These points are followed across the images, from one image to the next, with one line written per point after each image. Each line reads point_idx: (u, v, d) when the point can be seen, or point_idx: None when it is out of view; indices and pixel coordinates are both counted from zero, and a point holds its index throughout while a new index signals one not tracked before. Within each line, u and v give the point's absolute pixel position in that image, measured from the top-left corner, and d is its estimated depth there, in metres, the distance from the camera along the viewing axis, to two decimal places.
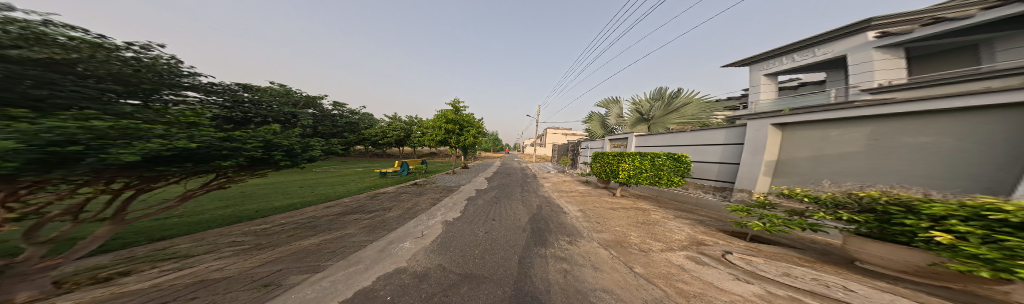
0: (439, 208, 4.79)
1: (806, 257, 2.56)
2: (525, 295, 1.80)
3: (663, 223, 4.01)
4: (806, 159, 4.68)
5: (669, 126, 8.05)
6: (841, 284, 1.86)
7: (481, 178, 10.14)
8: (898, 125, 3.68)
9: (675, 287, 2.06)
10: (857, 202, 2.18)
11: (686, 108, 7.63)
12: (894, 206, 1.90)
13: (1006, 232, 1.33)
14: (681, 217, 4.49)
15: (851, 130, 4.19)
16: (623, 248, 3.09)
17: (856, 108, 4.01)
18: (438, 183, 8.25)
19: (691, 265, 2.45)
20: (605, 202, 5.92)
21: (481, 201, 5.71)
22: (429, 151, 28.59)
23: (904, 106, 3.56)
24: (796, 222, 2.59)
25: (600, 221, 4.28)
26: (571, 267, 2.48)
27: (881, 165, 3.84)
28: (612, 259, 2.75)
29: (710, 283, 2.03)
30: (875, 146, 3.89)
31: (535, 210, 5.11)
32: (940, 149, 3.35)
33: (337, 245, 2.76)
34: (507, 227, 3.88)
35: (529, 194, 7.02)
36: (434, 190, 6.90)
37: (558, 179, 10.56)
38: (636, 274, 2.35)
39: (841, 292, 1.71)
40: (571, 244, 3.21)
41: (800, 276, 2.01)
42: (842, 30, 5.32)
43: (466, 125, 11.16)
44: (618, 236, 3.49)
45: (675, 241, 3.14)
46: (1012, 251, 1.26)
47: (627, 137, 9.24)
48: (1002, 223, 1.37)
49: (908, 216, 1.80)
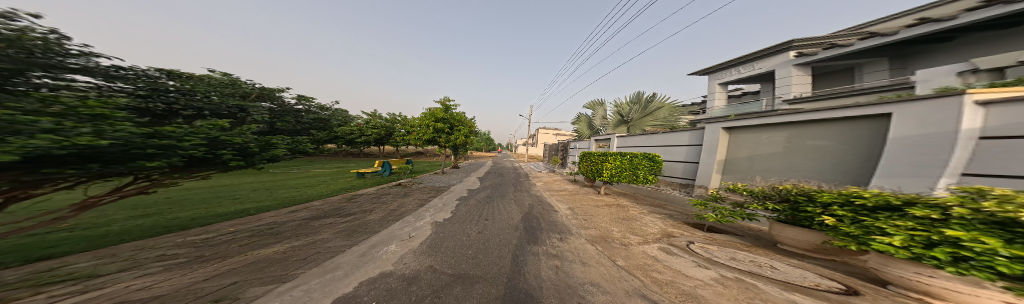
0: (428, 209, 4.81)
1: (746, 243, 2.86)
2: (519, 292, 1.92)
3: (640, 218, 4.28)
4: (744, 158, 5.25)
5: (646, 127, 8.47)
6: (771, 264, 2.13)
7: (472, 178, 10.17)
8: (806, 131, 4.34)
9: (651, 277, 2.26)
10: (777, 193, 2.54)
11: (659, 112, 8.21)
12: (799, 196, 2.34)
13: (867, 214, 1.80)
14: (654, 211, 4.82)
15: (775, 134, 4.83)
16: (608, 243, 3.28)
17: (778, 116, 4.63)
18: (426, 184, 8.20)
19: (662, 256, 2.68)
20: (591, 199, 6.19)
21: (468, 200, 5.77)
22: (418, 150, 28.04)
23: (811, 114, 4.19)
24: (739, 213, 2.91)
25: (587, 218, 4.50)
26: (562, 263, 2.63)
27: (793, 163, 4.50)
28: (598, 254, 2.93)
29: (678, 272, 2.25)
30: (790, 148, 4.55)
31: (528, 209, 5.23)
32: (830, 150, 4.02)
33: (308, 252, 2.74)
34: (500, 226, 3.98)
35: (517, 193, 7.14)
36: (422, 190, 6.91)
37: (549, 178, 10.88)
38: (619, 267, 2.54)
39: (772, 271, 1.95)
40: (562, 241, 3.38)
41: (742, 259, 2.27)
42: (773, 48, 6.64)
43: (457, 123, 11.11)
44: (603, 232, 3.69)
45: (649, 234, 3.40)
46: (868, 229, 1.75)
47: (611, 138, 9.59)
48: (862, 207, 1.85)
49: (808, 204, 2.27)
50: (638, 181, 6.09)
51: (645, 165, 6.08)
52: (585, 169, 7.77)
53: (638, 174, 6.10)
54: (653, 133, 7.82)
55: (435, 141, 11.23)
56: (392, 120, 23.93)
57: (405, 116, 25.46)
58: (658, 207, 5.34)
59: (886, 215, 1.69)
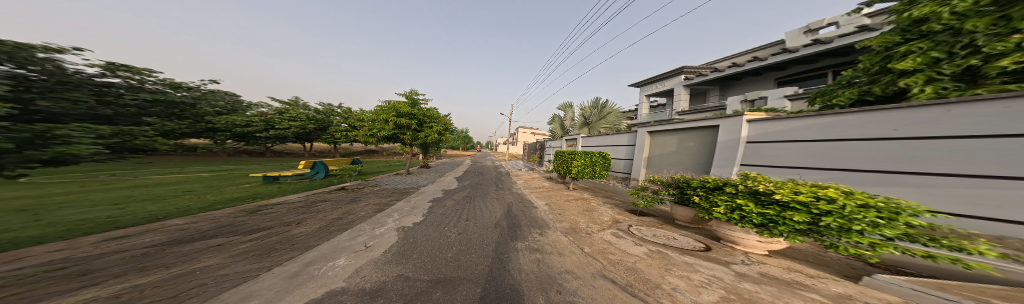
0: (388, 214, 4.54)
1: (659, 222, 3.77)
2: (505, 288, 1.95)
3: (597, 208, 4.83)
4: (658, 155, 6.32)
5: (601, 129, 9.95)
6: (671, 235, 3.04)
7: (446, 178, 9.97)
8: (688, 135, 5.60)
9: (608, 259, 2.63)
10: (673, 181, 3.54)
11: (610, 116, 9.93)
12: (680, 181, 3.42)
13: (704, 191, 3.03)
14: (609, 202, 5.39)
15: (670, 137, 6.08)
16: (576, 233, 3.66)
17: (676, 122, 5.83)
18: (380, 187, 7.71)
19: (614, 239, 3.13)
20: (563, 194, 6.68)
21: (430, 203, 5.64)
22: (374, 149, 25.83)
23: (693, 123, 5.43)
24: (654, 198, 3.76)
25: (560, 212, 4.90)
26: (542, 256, 2.89)
27: (678, 160, 5.77)
28: (570, 243, 3.30)
29: (625, 252, 2.64)
30: (679, 148, 5.81)
31: (509, 207, 5.48)
32: (699, 150, 5.31)
33: (179, 287, 1.58)
34: (479, 226, 4.11)
35: (477, 193, 7.07)
36: (378, 194, 6.47)
37: (529, 175, 11.35)
38: (585, 254, 2.89)
39: (680, 241, 2.75)
40: (541, 235, 3.68)
41: (657, 235, 3.05)
42: (672, 72, 9.45)
43: (425, 119, 10.74)
44: (573, 224, 4.09)
45: (602, 222, 3.92)
46: (705, 200, 2.99)
47: (575, 139, 10.44)
48: (702, 187, 3.06)
49: (682, 187, 3.39)
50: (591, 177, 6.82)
51: (599, 163, 6.80)
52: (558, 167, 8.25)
53: (595, 171, 6.79)
54: (605, 134, 8.61)
55: (395, 139, 10.75)
56: (332, 113, 21.41)
57: (351, 110, 23.05)
58: (609, 198, 6.01)
59: (711, 191, 2.93)
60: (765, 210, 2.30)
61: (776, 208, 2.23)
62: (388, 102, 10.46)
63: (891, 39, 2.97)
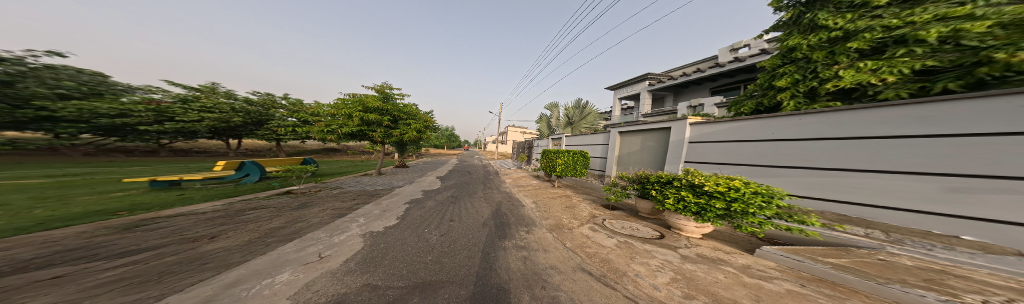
0: (356, 218, 4.05)
1: (626, 215, 4.12)
2: (491, 288, 1.90)
3: (578, 204, 5.09)
4: (626, 154, 6.78)
5: (582, 129, 10.66)
6: (633, 225, 3.47)
7: (428, 178, 9.72)
8: (649, 135, 6.08)
9: (586, 253, 2.77)
10: (638, 177, 3.83)
11: (589, 117, 10.76)
12: (643, 177, 3.74)
13: (655, 184, 3.46)
14: (590, 199, 5.60)
15: (635, 137, 6.53)
16: (561, 230, 3.77)
17: (640, 124, 6.27)
18: (341, 190, 6.88)
19: (591, 233, 3.32)
20: (546, 192, 6.88)
21: (403, 206, 5.22)
22: (345, 146, 23.92)
23: (654, 124, 5.90)
24: (621, 193, 4.05)
25: (546, 210, 5.04)
26: (527, 253, 2.88)
27: (641, 158, 6.28)
28: (554, 240, 3.36)
29: (603, 247, 2.77)
30: (641, 148, 6.29)
31: (496, 206, 5.46)
32: (657, 149, 5.83)
33: None
34: (462, 227, 3.92)
35: (454, 195, 6.65)
36: (346, 196, 5.91)
37: (516, 174, 11.51)
38: (567, 249, 2.99)
39: (641, 231, 3.15)
40: (528, 233, 3.69)
41: (625, 226, 3.44)
42: (638, 78, 10.68)
43: (400, 115, 10.27)
44: (558, 221, 4.21)
45: (582, 217, 4.18)
46: (655, 191, 3.42)
47: (560, 138, 10.67)
48: (655, 180, 3.46)
49: (642, 182, 3.73)
50: (570, 174, 7.12)
51: (579, 161, 7.09)
52: (543, 167, 8.50)
53: (577, 169, 7.09)
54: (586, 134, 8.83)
55: (361, 136, 9.91)
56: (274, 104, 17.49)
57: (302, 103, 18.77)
58: (588, 194, 6.31)
59: (660, 185, 3.36)
60: (699, 199, 2.76)
61: (706, 198, 2.70)
62: (354, 95, 9.63)
63: (775, 61, 4.45)
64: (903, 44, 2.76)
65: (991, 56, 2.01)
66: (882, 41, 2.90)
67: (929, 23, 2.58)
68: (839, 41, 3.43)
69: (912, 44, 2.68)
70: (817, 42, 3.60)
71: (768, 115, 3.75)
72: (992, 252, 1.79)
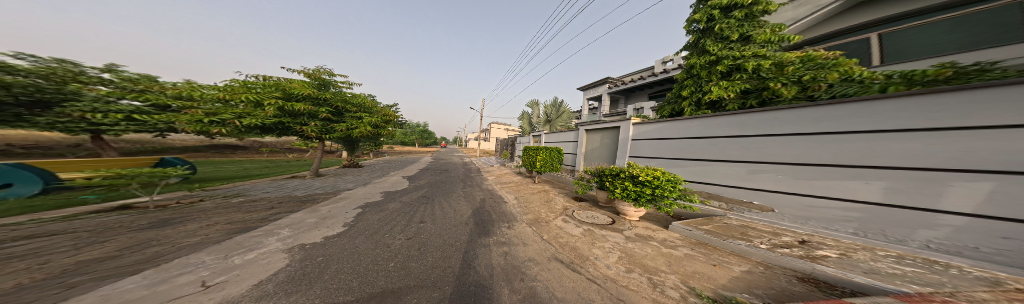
0: (291, 226, 3.13)
1: (589, 205, 4.52)
2: (469, 284, 1.83)
3: (554, 198, 5.42)
4: (590, 149, 7.26)
5: (559, 127, 11.64)
6: (590, 213, 4.02)
7: (395, 177, 8.97)
8: (609, 133, 6.64)
9: (560, 243, 2.96)
10: (597, 170, 4.26)
11: (562, 116, 11.52)
12: (600, 171, 4.19)
13: (608, 176, 3.95)
14: (564, 193, 5.94)
15: (598, 134, 7.03)
16: (540, 223, 3.88)
17: (603, 123, 6.77)
18: (255, 195, 5.11)
19: (562, 224, 3.61)
20: (526, 189, 7.03)
21: (356, 210, 4.21)
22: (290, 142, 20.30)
23: (613, 123, 6.44)
24: (584, 186, 4.47)
25: (526, 205, 5.15)
26: (509, 248, 2.86)
27: (602, 154, 6.87)
28: (534, 234, 3.40)
29: (577, 236, 3.01)
30: (603, 144, 6.86)
31: (479, 204, 5.27)
32: (615, 146, 6.43)
33: None
34: (439, 227, 3.45)
35: (421, 196, 5.77)
36: (287, 198, 4.87)
37: (499, 172, 11.46)
38: (545, 241, 3.10)
39: (592, 217, 3.72)
40: (510, 228, 3.64)
41: (579, 215, 3.92)
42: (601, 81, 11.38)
43: (346, 106, 8.34)
44: (537, 215, 4.31)
45: (553, 209, 4.51)
46: (608, 182, 3.91)
47: (541, 135, 10.80)
48: (609, 173, 3.93)
49: (599, 175, 4.18)
50: (545, 168, 7.37)
51: (552, 156, 7.40)
52: (525, 162, 8.62)
53: (551, 164, 7.39)
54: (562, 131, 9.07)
55: (281, 130, 7.58)
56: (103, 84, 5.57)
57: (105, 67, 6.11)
58: (563, 189, 6.60)
59: (612, 177, 3.85)
60: (639, 188, 3.36)
61: (645, 187, 3.31)
62: (265, 78, 7.12)
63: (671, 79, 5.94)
64: (739, 71, 4.63)
65: (782, 81, 3.88)
66: (733, 67, 4.66)
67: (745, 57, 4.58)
68: (713, 64, 5.06)
69: (741, 71, 4.57)
70: (704, 63, 5.11)
71: (699, 117, 4.56)
72: (763, 209, 3.58)
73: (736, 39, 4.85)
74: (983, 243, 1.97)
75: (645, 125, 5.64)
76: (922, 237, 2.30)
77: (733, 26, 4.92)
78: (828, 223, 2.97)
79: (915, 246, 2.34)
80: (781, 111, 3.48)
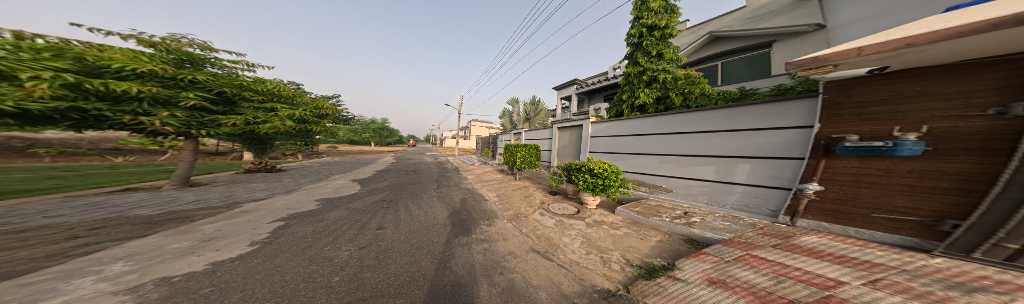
0: (157, 253, 2.24)
1: (560, 198, 4.81)
2: (447, 289, 1.77)
3: (533, 192, 5.72)
4: (560, 146, 7.58)
5: (536, 125, 12.00)
6: (560, 203, 4.39)
7: (347, 179, 8.11)
8: (574, 131, 7.01)
9: (537, 232, 3.16)
10: (565, 166, 4.52)
11: (540, 114, 11.89)
12: (566, 167, 4.44)
13: (573, 170, 4.21)
14: (542, 187, 6.20)
15: (567, 130, 7.35)
16: (519, 218, 3.97)
17: (571, 121, 7.10)
18: (89, 213, 3.52)
19: (537, 216, 3.84)
20: (509, 185, 7.17)
21: (272, 224, 3.35)
22: None
23: (578, 121, 6.83)
24: (557, 180, 4.73)
25: (508, 201, 5.26)
26: (489, 245, 2.89)
27: (570, 149, 7.20)
28: (514, 228, 3.49)
29: (547, 226, 3.26)
30: (570, 141, 7.18)
31: (455, 204, 5.18)
32: (579, 142, 6.77)
33: None
34: (402, 233, 3.26)
35: (380, 200, 5.22)
36: (179, 213, 3.71)
37: (479, 170, 11.33)
38: (523, 234, 3.20)
39: (556, 208, 4.05)
40: (490, 226, 3.66)
41: (549, 206, 4.28)
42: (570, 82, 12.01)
43: (246, 92, 6.62)
44: (517, 211, 4.39)
45: (531, 203, 4.75)
46: (573, 177, 4.18)
47: (521, 133, 10.97)
48: (574, 169, 4.17)
49: (567, 171, 4.43)
50: (524, 165, 7.52)
51: (528, 152, 7.58)
52: (506, 160, 8.72)
53: (529, 160, 7.57)
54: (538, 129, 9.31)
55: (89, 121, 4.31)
56: None
57: None
58: (542, 184, 6.89)
59: (575, 172, 4.11)
60: (597, 180, 3.70)
61: (602, 179, 3.68)
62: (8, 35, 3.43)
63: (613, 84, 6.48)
64: (654, 82, 5.44)
65: (678, 98, 4.96)
66: (652, 78, 5.43)
67: (658, 71, 5.39)
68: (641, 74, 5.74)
69: (656, 83, 5.37)
70: (635, 73, 5.74)
71: (633, 118, 5.18)
72: (660, 189, 4.54)
73: (654, 56, 5.59)
74: (749, 201, 3.40)
75: (600, 124, 6.14)
76: (730, 201, 3.59)
77: (654, 44, 5.59)
78: (693, 198, 4.05)
79: (727, 207, 3.62)
80: (673, 114, 4.43)
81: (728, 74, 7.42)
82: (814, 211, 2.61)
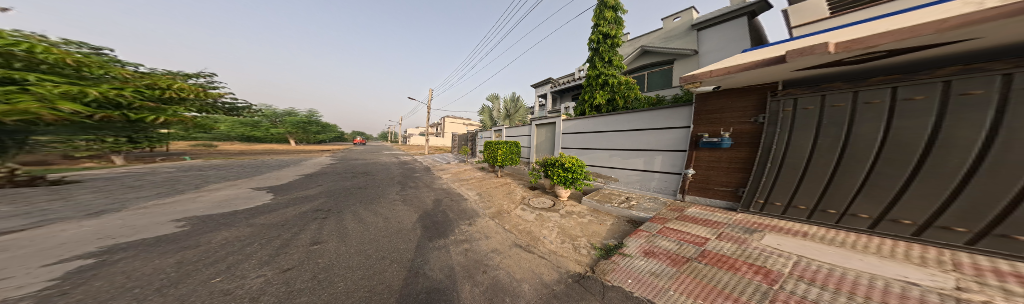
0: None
1: (537, 192, 5.05)
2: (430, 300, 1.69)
3: (516, 188, 5.86)
4: (538, 142, 7.80)
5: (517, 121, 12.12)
6: (537, 196, 4.63)
7: (299, 181, 7.22)
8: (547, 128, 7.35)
9: (518, 226, 3.31)
10: (543, 162, 4.69)
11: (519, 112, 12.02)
12: (543, 162, 4.63)
13: (549, 164, 4.38)
14: (525, 183, 6.31)
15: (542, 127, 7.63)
16: (502, 215, 4.02)
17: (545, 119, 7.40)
18: None
19: (515, 211, 4.05)
20: (494, 183, 7.12)
21: (67, 265, 1.92)
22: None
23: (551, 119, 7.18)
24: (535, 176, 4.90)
25: (490, 199, 5.27)
26: (470, 245, 2.93)
27: (545, 145, 7.53)
28: (497, 226, 3.54)
29: (526, 219, 3.45)
30: (545, 138, 7.52)
31: (431, 207, 5.01)
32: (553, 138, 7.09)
33: None
34: (372, 240, 3.05)
35: (312, 210, 4.24)
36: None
37: (457, 169, 10.99)
38: (506, 230, 3.28)
39: (533, 202, 4.31)
40: (471, 226, 3.69)
41: (526, 200, 4.54)
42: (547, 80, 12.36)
43: None
44: (500, 208, 4.43)
45: (512, 198, 4.90)
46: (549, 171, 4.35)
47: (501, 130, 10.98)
48: (550, 164, 4.35)
49: (544, 166, 4.59)
50: (505, 162, 7.56)
51: (509, 149, 7.63)
52: (488, 157, 8.72)
53: (510, 157, 7.65)
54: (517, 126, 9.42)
55: None
56: None
57: None
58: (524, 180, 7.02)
59: (551, 167, 4.28)
60: (567, 174, 3.93)
61: (572, 172, 3.92)
62: None
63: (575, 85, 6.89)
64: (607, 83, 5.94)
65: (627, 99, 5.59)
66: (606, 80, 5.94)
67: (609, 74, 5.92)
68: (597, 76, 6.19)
69: (608, 85, 5.89)
70: (592, 75, 6.17)
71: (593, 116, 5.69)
72: (609, 179, 5.23)
73: (607, 61, 6.06)
74: (664, 186, 4.25)
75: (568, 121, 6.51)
76: (653, 187, 4.40)
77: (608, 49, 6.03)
78: (631, 186, 4.77)
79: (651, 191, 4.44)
80: (621, 114, 5.01)
81: (653, 84, 8.89)
82: (695, 187, 3.80)
